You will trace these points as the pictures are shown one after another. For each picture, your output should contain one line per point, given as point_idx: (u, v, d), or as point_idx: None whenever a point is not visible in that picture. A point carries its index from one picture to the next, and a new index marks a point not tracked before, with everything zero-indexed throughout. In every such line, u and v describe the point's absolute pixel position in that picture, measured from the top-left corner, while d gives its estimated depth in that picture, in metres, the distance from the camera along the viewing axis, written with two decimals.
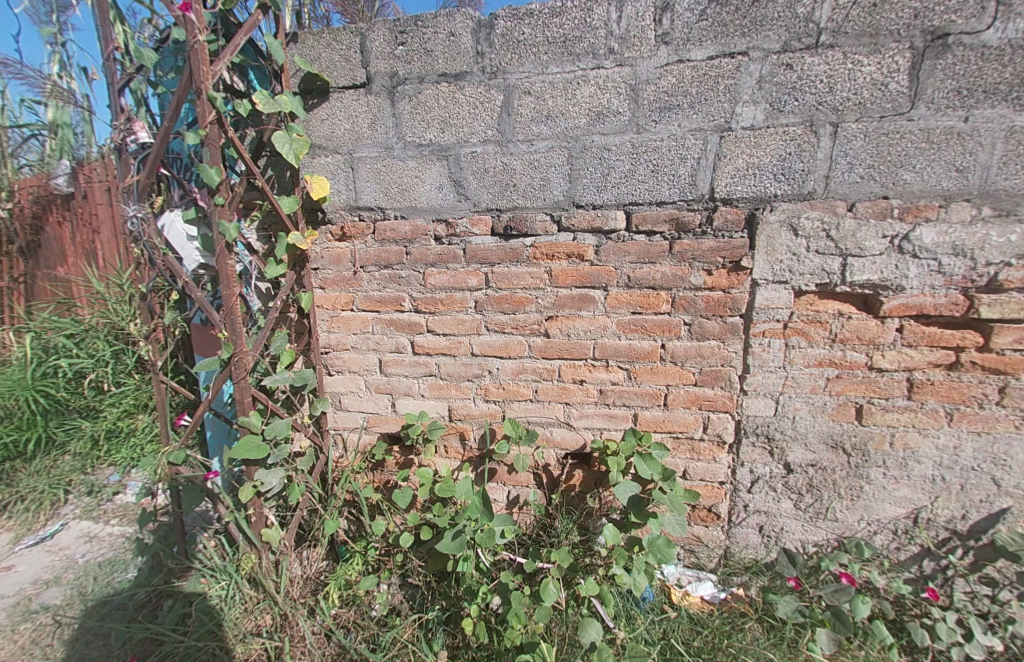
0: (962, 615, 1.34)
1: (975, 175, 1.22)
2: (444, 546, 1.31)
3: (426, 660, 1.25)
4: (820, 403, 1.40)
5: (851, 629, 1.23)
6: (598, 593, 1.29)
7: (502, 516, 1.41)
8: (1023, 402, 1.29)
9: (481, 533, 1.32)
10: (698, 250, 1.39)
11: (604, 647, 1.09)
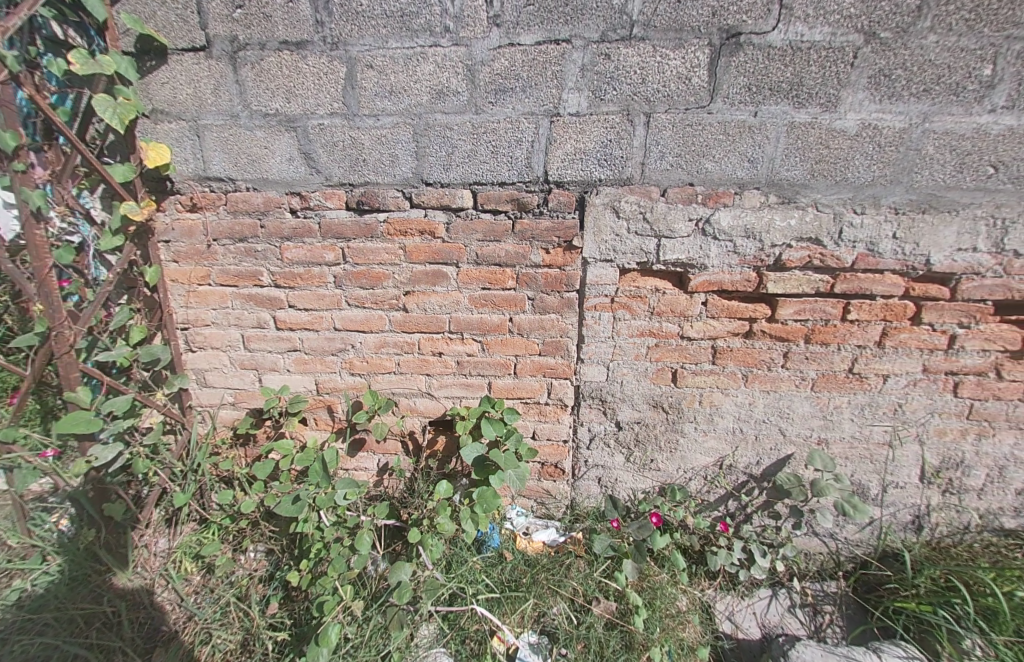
0: (747, 543, 1.66)
1: (764, 166, 1.40)
2: (283, 509, 1.42)
3: (250, 611, 1.39)
4: (643, 369, 1.61)
5: (646, 558, 1.48)
6: (421, 541, 1.44)
7: (346, 479, 1.50)
8: (801, 365, 1.55)
9: (320, 496, 1.45)
10: (536, 229, 1.51)
11: (406, 586, 1.29)
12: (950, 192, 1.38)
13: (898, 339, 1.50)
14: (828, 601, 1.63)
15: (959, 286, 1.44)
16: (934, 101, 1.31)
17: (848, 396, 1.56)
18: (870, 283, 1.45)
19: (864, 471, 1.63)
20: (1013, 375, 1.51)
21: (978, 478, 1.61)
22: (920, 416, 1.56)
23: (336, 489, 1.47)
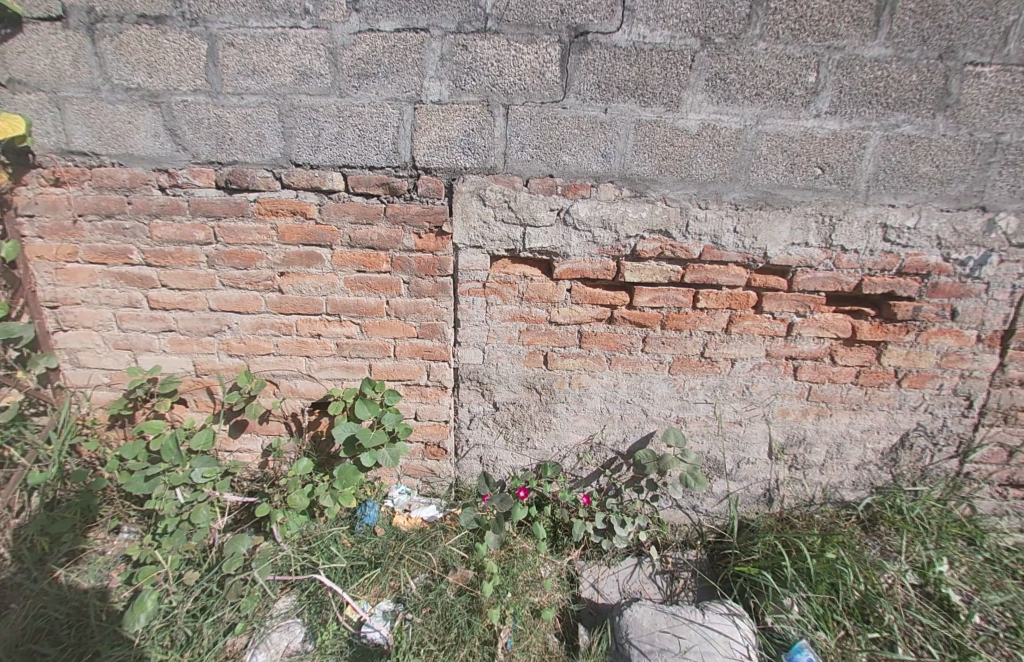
0: (608, 514, 1.77)
1: (616, 160, 1.49)
2: (134, 485, 1.51)
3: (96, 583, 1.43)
4: (516, 352, 1.68)
5: (502, 530, 1.57)
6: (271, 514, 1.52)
7: (203, 458, 1.57)
8: (658, 348, 1.68)
9: (172, 474, 1.54)
10: (407, 214, 1.55)
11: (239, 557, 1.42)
12: (783, 190, 1.50)
13: (742, 326, 1.64)
14: (684, 567, 1.72)
15: (795, 278, 1.58)
16: (765, 105, 1.43)
17: (702, 378, 1.70)
18: (715, 274, 1.59)
19: (717, 448, 1.78)
20: (845, 361, 1.66)
21: (820, 455, 1.77)
22: (766, 397, 1.71)
23: (192, 467, 1.56)
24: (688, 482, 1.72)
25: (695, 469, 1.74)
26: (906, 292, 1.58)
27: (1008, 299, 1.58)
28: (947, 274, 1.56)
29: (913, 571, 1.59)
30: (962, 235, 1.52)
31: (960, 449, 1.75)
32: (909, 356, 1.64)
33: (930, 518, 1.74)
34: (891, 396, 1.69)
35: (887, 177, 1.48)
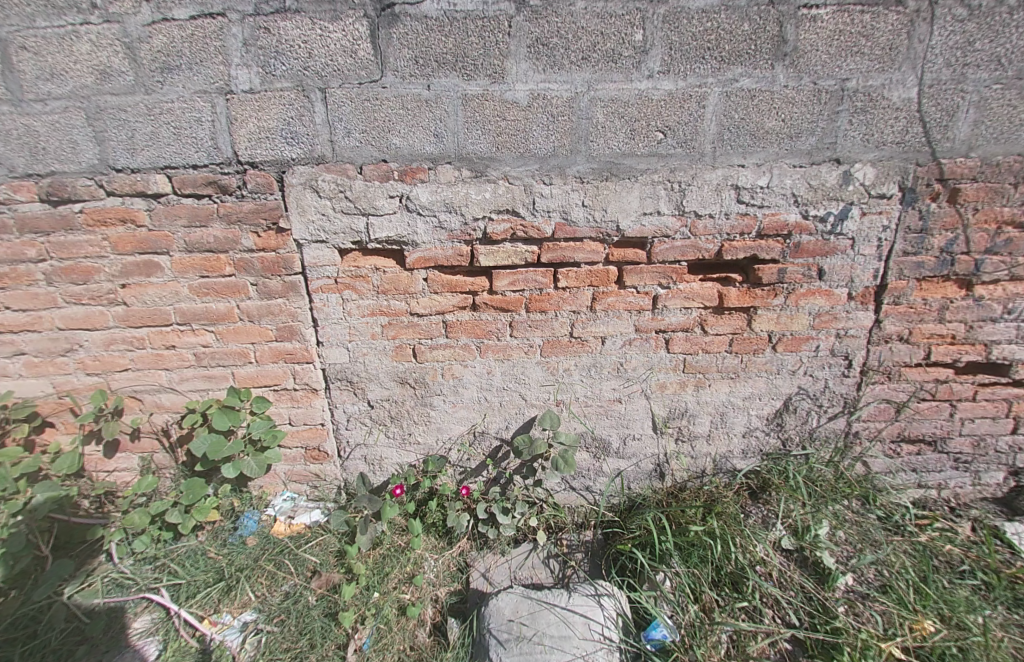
0: (489, 503, 1.73)
1: (449, 140, 1.42)
2: None
3: None
4: (382, 347, 1.62)
5: (368, 532, 1.54)
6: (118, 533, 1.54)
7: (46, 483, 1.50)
8: (527, 332, 1.62)
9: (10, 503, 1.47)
10: (241, 212, 1.48)
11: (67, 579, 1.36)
12: (627, 158, 1.44)
13: (607, 303, 1.60)
14: (579, 548, 1.70)
15: (653, 249, 1.54)
16: (595, 69, 1.36)
17: (574, 359, 1.66)
18: (571, 251, 1.53)
19: (602, 427, 1.75)
20: (717, 330, 1.64)
21: (704, 426, 1.76)
22: (641, 372, 1.69)
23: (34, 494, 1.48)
24: (556, 463, 1.66)
25: (567, 451, 1.67)
26: (768, 255, 1.55)
27: (874, 254, 1.55)
28: (807, 232, 1.52)
29: (788, 535, 1.57)
30: (818, 190, 1.47)
31: (846, 408, 1.73)
32: (779, 321, 1.62)
33: (817, 479, 1.74)
34: (767, 362, 1.68)
35: (733, 136, 1.43)
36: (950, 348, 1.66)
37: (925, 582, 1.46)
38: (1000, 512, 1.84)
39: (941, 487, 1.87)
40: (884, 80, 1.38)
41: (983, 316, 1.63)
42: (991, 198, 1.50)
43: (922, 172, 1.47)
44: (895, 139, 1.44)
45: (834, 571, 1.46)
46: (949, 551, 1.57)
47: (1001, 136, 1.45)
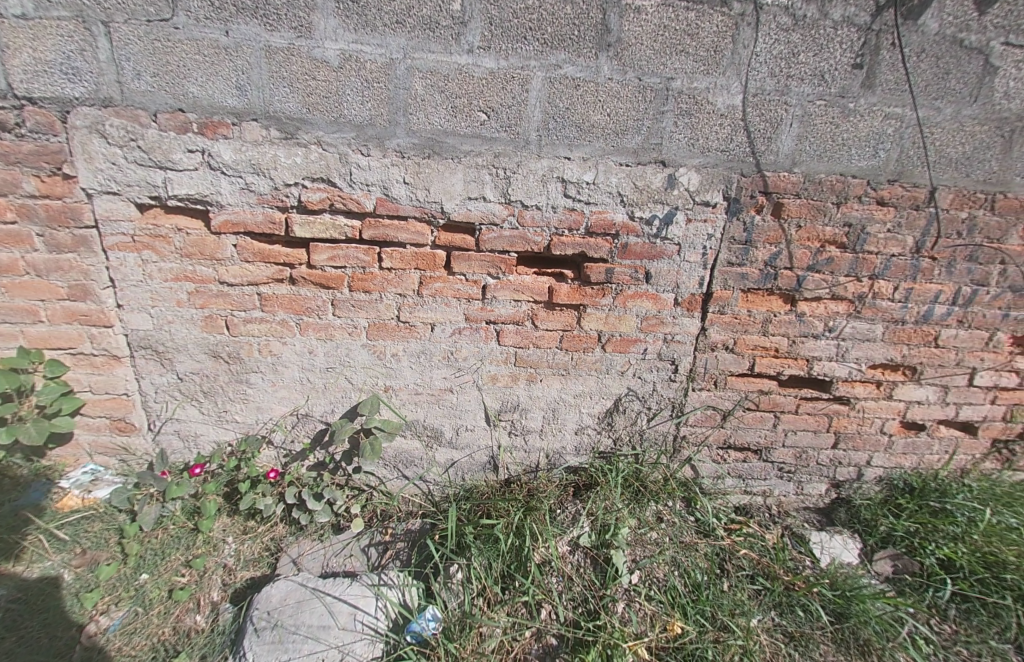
0: (301, 488, 1.67)
1: (255, 95, 1.32)
2: None
3: None
4: (189, 316, 1.52)
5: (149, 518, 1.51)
6: None
7: None
8: (350, 312, 1.54)
9: None
10: (18, 152, 1.33)
11: None
12: (450, 136, 1.39)
13: (434, 288, 1.53)
14: (402, 537, 1.65)
15: (481, 236, 1.49)
16: (411, 35, 1.29)
17: (401, 345, 1.59)
18: (394, 230, 1.46)
19: (433, 416, 1.70)
20: (547, 325, 1.62)
21: (537, 420, 1.74)
22: (472, 362, 1.64)
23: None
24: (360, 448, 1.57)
25: (378, 438, 1.58)
26: (597, 253, 1.54)
27: (699, 261, 1.57)
28: (635, 234, 1.52)
29: (588, 536, 1.57)
30: (644, 191, 1.47)
31: (674, 413, 1.78)
32: (608, 321, 1.63)
33: (645, 479, 1.78)
34: (597, 360, 1.68)
35: (559, 125, 1.39)
36: (773, 361, 1.72)
37: (703, 589, 1.49)
38: (817, 520, 1.92)
39: (767, 494, 1.94)
40: (708, 84, 1.38)
41: (805, 332, 1.69)
42: (812, 215, 1.54)
43: (745, 183, 1.49)
44: (719, 147, 1.45)
45: (620, 568, 1.48)
46: (742, 555, 1.63)
47: (823, 154, 1.47)
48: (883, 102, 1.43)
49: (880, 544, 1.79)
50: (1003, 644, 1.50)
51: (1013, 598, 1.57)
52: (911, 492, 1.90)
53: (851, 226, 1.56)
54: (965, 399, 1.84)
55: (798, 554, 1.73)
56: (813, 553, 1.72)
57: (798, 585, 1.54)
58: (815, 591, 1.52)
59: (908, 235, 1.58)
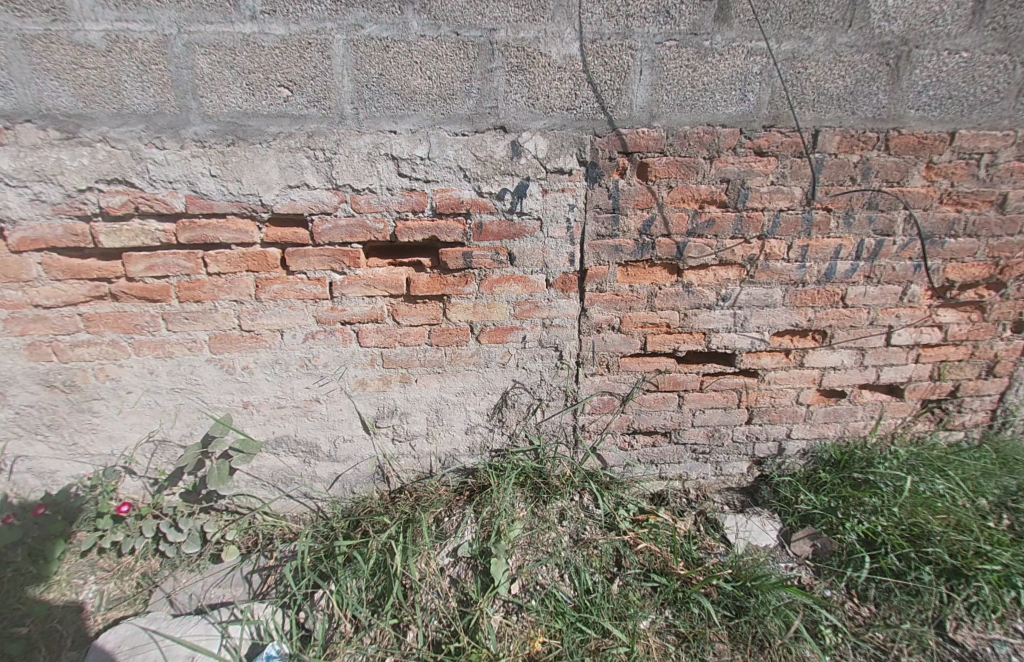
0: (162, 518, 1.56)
1: (21, 92, 1.16)
2: None
3: None
4: (9, 344, 1.39)
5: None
6: None
7: None
8: (184, 326, 1.41)
9: None
10: None
11: None
12: (253, 119, 1.23)
13: (273, 291, 1.39)
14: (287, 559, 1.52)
15: (314, 227, 1.34)
16: (181, 6, 1.14)
17: (251, 355, 1.45)
18: (213, 231, 1.32)
19: (305, 430, 1.56)
20: (411, 320, 1.47)
21: (420, 423, 1.60)
22: (335, 368, 1.49)
23: None
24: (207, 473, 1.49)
25: (225, 463, 1.48)
26: (449, 237, 1.39)
27: (565, 236, 1.42)
28: (488, 211, 1.37)
29: (466, 545, 1.45)
30: (487, 163, 1.31)
31: (568, 402, 1.65)
32: (476, 311, 1.48)
33: (551, 477, 1.66)
34: (473, 354, 1.53)
35: (376, 95, 1.23)
36: (666, 337, 1.58)
37: (589, 595, 1.37)
38: (740, 501, 1.81)
39: (684, 478, 1.82)
40: (538, 33, 1.21)
41: (696, 303, 1.55)
42: (683, 174, 1.39)
43: (600, 144, 1.33)
44: (563, 105, 1.28)
45: (499, 580, 1.35)
46: (641, 549, 1.51)
47: (684, 103, 1.31)
48: (743, 37, 1.26)
49: (802, 523, 1.66)
50: (922, 623, 1.38)
51: (932, 573, 1.45)
52: (837, 465, 1.77)
53: (730, 182, 1.41)
54: (885, 360, 1.68)
55: (709, 542, 1.60)
56: (725, 539, 1.61)
57: (695, 580, 1.41)
58: (715, 585, 1.40)
59: (794, 186, 1.42)
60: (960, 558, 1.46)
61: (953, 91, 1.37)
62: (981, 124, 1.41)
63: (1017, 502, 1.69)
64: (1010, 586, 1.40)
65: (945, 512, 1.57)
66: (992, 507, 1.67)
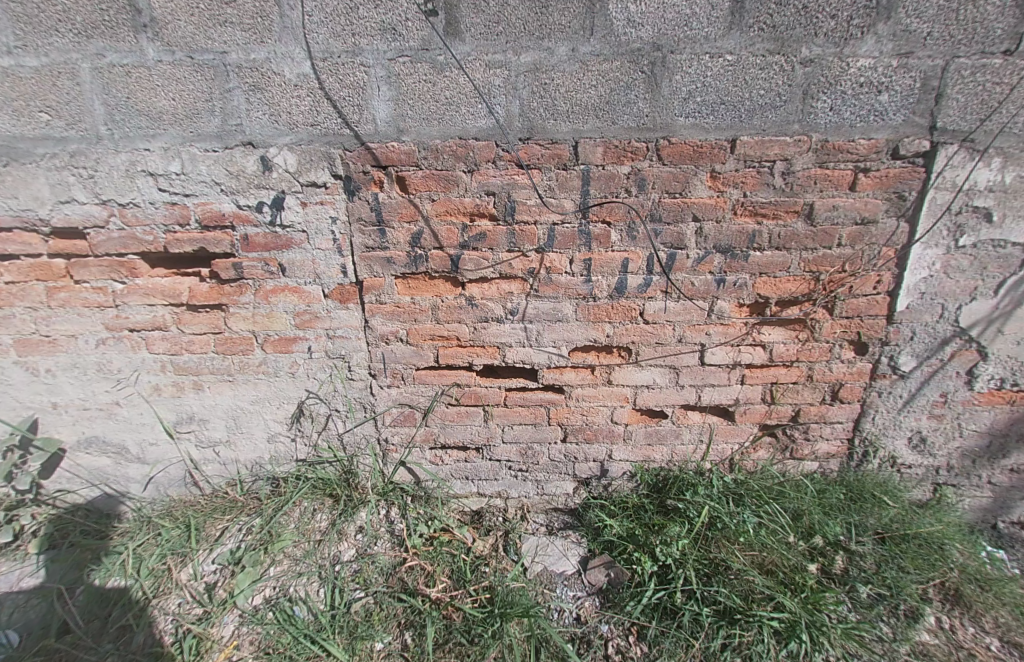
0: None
1: None
2: None
3: None
4: None
5: None
6: None
7: None
8: None
9: None
10: None
11: None
12: (20, 141, 1.31)
13: (61, 298, 1.48)
14: (91, 552, 1.54)
15: (89, 240, 1.41)
16: None
17: (50, 359, 1.55)
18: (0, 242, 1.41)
19: (112, 431, 1.63)
20: (193, 329, 1.49)
21: (219, 430, 1.62)
22: (128, 373, 1.55)
23: None
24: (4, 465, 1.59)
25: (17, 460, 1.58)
26: (218, 249, 1.40)
27: (333, 249, 1.39)
28: (250, 224, 1.37)
29: (228, 552, 1.50)
30: (240, 177, 1.32)
31: (368, 413, 1.60)
32: (256, 321, 1.47)
33: (355, 485, 1.65)
34: (261, 363, 1.53)
35: (127, 117, 1.28)
36: (459, 351, 1.52)
37: (330, 611, 1.35)
38: (563, 521, 1.71)
39: (505, 496, 1.76)
40: (267, 54, 1.20)
41: (484, 318, 1.49)
42: (443, 187, 1.33)
43: (351, 158, 1.29)
44: (307, 122, 1.27)
45: (241, 589, 1.39)
46: (412, 568, 1.45)
47: (431, 116, 1.27)
48: (480, 50, 1.21)
49: (604, 550, 1.56)
50: None
51: (710, 615, 1.33)
52: (661, 492, 1.66)
53: (495, 195, 1.35)
54: (704, 380, 1.58)
55: (500, 564, 1.52)
56: (518, 563, 1.53)
57: (445, 603, 1.36)
58: (457, 608, 1.36)
59: (564, 198, 1.36)
60: (743, 601, 1.33)
61: (724, 96, 1.27)
62: (766, 130, 1.30)
63: (855, 543, 1.52)
64: (793, 638, 1.27)
65: (746, 548, 1.44)
66: (825, 547, 1.51)
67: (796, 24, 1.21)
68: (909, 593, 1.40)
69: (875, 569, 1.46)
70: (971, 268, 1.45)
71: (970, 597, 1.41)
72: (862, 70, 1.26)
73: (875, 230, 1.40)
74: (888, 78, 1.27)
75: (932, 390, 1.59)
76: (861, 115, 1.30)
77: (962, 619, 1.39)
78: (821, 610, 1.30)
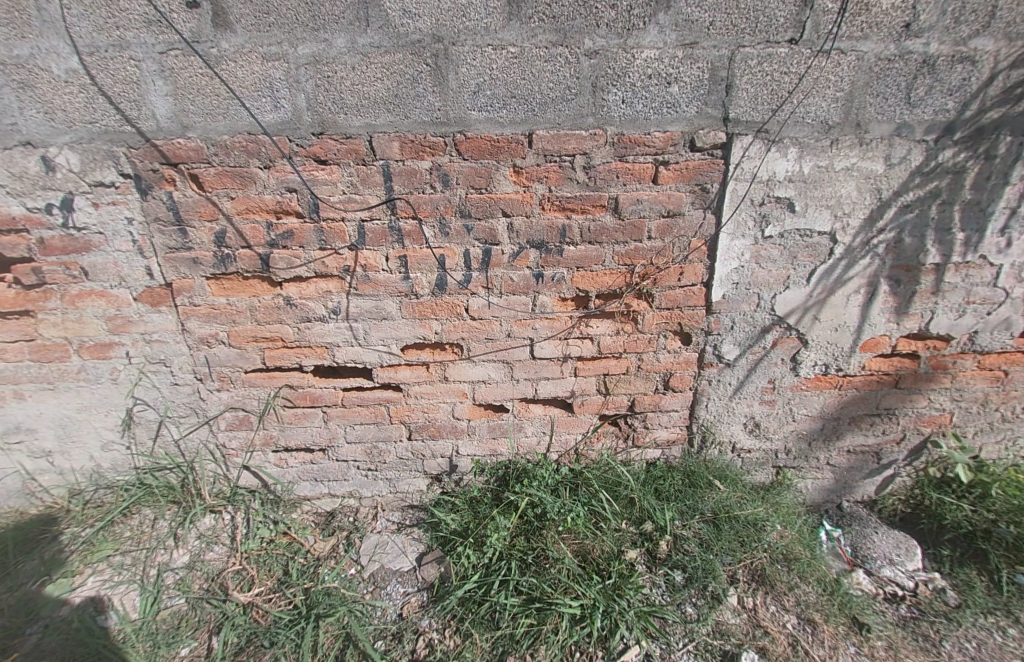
0: None
1: None
2: None
3: None
4: None
5: None
6: None
7: None
8: None
9: None
10: None
11: None
12: None
13: None
14: None
15: None
16: None
17: None
18: None
19: None
20: (2, 337, 1.45)
21: (49, 439, 1.59)
22: None
23: None
24: None
25: None
26: (14, 253, 1.35)
27: (134, 250, 1.36)
28: (44, 227, 1.33)
29: (43, 561, 1.47)
30: (23, 179, 1.28)
31: (201, 418, 1.59)
32: (67, 326, 1.44)
33: (194, 491, 1.62)
34: (80, 370, 1.50)
35: None
36: (285, 352, 1.51)
37: (139, 620, 1.33)
38: (413, 518, 1.73)
39: (359, 496, 1.76)
40: (30, 49, 1.16)
41: (305, 317, 1.48)
42: (240, 184, 1.31)
43: (136, 156, 1.26)
44: (84, 119, 1.23)
45: (48, 600, 1.37)
46: (229, 575, 1.45)
47: (214, 112, 1.24)
48: (253, 42, 1.17)
49: (439, 545, 1.58)
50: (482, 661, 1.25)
51: (517, 602, 1.34)
52: (506, 485, 1.69)
53: (297, 192, 1.33)
54: (537, 373, 1.61)
55: (335, 563, 1.53)
56: (355, 561, 1.54)
57: (256, 608, 1.37)
58: (265, 615, 1.36)
59: (368, 195, 1.35)
60: (554, 586, 1.36)
61: (513, 90, 1.26)
62: (561, 123, 1.30)
63: (683, 527, 1.57)
64: (587, 623, 1.29)
65: (566, 537, 1.49)
66: (653, 532, 1.55)
67: (575, 14, 1.19)
68: (716, 577, 1.44)
69: (695, 553, 1.51)
70: (782, 258, 1.48)
71: (773, 578, 1.47)
72: (648, 61, 1.25)
73: (682, 222, 1.43)
74: (675, 70, 1.26)
75: (760, 377, 1.64)
76: (654, 107, 1.30)
77: (766, 599, 1.43)
78: (619, 599, 1.34)
